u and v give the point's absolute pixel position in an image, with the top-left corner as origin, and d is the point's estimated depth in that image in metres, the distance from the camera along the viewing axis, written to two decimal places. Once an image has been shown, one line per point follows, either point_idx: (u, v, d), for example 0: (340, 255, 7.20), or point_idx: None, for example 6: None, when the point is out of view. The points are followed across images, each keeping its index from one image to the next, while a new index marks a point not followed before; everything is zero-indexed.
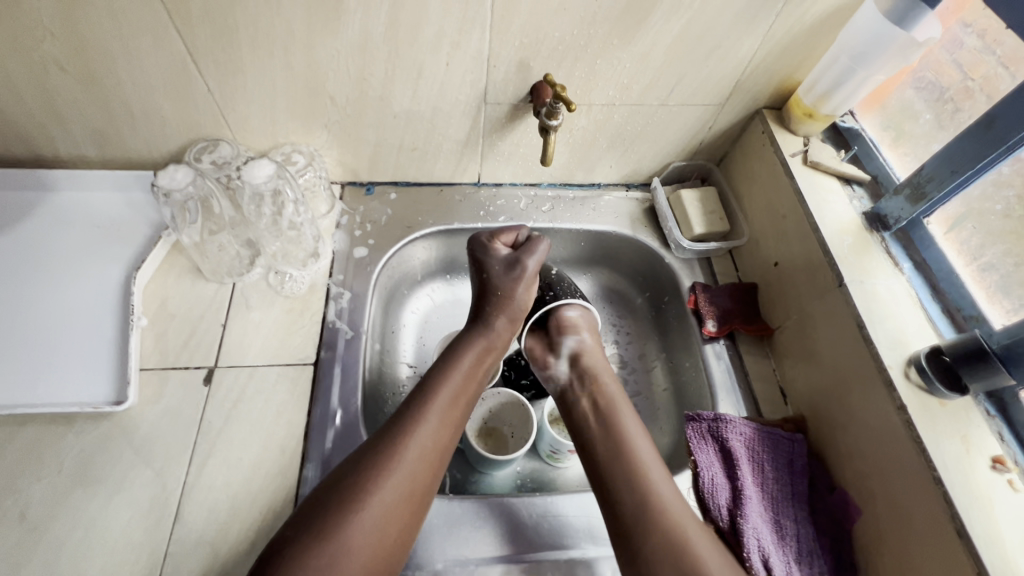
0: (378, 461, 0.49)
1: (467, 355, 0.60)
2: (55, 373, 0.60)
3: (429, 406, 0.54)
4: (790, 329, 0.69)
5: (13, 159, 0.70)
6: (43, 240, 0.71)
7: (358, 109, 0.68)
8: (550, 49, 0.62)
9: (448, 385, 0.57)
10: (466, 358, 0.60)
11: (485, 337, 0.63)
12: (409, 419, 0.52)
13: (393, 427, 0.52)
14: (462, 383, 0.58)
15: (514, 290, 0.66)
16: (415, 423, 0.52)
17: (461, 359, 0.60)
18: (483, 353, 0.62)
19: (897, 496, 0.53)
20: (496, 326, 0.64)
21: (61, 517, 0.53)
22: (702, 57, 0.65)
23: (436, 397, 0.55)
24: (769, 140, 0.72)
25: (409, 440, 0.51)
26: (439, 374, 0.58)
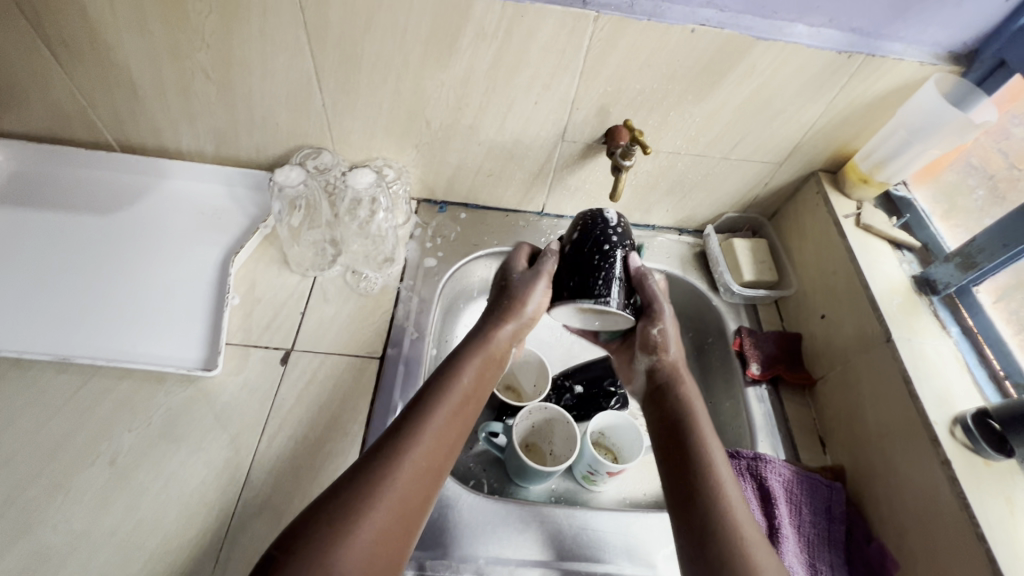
0: (376, 476, 0.48)
1: (469, 363, 0.60)
2: (154, 338, 0.67)
3: (427, 420, 0.53)
4: (834, 381, 0.71)
5: (140, 147, 0.80)
6: (152, 218, 0.79)
7: (448, 134, 0.75)
8: (629, 98, 0.69)
9: (452, 395, 0.56)
10: (466, 374, 0.59)
11: (485, 347, 0.62)
12: (407, 436, 0.51)
13: (400, 431, 0.51)
14: (460, 402, 0.56)
15: (527, 299, 0.65)
16: (411, 442, 0.51)
17: (462, 370, 0.59)
18: (479, 365, 0.60)
19: (938, 553, 0.53)
20: (499, 333, 0.64)
21: (147, 466, 0.58)
22: (767, 119, 0.71)
23: (443, 402, 0.55)
24: (823, 201, 0.77)
25: (415, 445, 0.51)
26: (442, 381, 0.57)
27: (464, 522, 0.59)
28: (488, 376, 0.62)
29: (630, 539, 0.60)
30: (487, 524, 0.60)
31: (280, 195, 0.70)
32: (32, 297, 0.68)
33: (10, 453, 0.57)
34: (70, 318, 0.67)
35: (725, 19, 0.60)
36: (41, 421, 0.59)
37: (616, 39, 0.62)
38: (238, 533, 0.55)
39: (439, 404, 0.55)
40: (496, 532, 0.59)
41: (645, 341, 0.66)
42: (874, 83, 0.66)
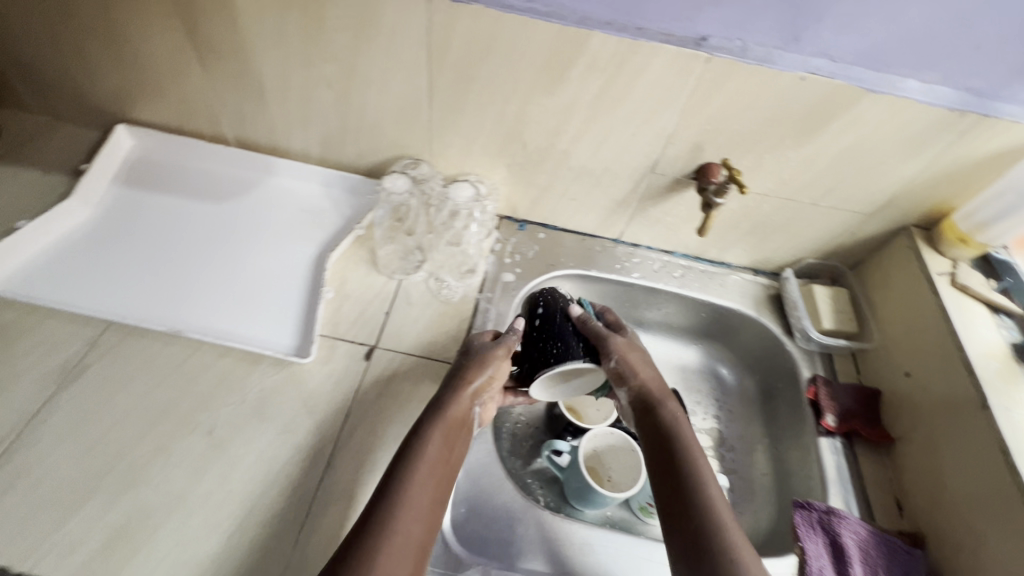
0: (364, 556, 0.47)
1: (432, 436, 0.57)
2: (253, 321, 0.71)
3: (409, 486, 0.53)
4: (916, 442, 0.68)
5: (254, 144, 0.86)
6: (256, 210, 0.85)
7: (542, 157, 0.78)
8: (726, 138, 0.70)
9: (423, 470, 0.54)
10: (431, 446, 0.56)
11: (450, 413, 0.60)
12: (388, 509, 0.51)
13: (366, 529, 0.49)
14: (435, 465, 0.56)
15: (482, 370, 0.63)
16: (398, 510, 0.51)
17: (429, 444, 0.56)
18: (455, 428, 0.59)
19: None
20: (458, 399, 0.61)
21: (239, 441, 0.61)
22: (864, 169, 0.71)
23: (411, 483, 0.53)
24: (914, 256, 0.75)
25: (385, 537, 0.49)
26: (408, 461, 0.55)
27: (529, 537, 0.60)
28: (459, 443, 0.60)
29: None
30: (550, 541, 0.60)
31: (385, 201, 0.77)
32: (148, 272, 0.74)
33: (122, 413, 0.61)
34: (180, 296, 0.72)
35: (837, 69, 0.61)
36: (150, 387, 0.64)
37: (724, 79, 0.64)
38: (318, 516, 0.57)
39: (415, 470, 0.54)
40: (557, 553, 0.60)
41: (615, 373, 0.64)
42: (983, 143, 0.65)
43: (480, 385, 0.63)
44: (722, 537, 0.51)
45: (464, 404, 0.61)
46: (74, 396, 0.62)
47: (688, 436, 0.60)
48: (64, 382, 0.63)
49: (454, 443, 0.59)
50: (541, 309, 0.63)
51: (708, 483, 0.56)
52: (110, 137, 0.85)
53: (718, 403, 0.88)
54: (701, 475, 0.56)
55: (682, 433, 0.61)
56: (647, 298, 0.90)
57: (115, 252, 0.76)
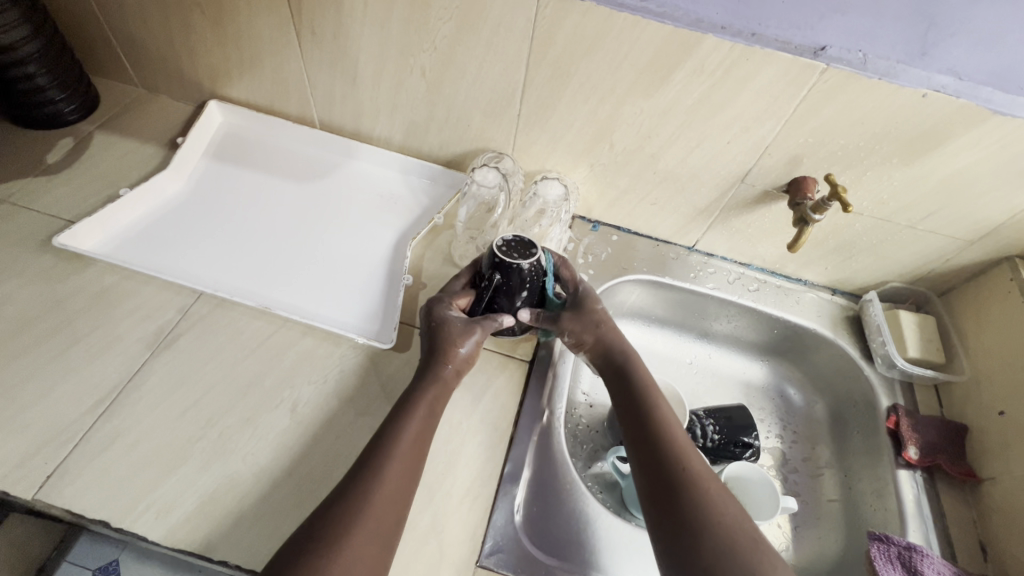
0: (346, 515, 0.48)
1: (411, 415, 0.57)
2: (334, 302, 0.72)
3: (388, 458, 0.53)
4: (1008, 485, 0.65)
5: (338, 128, 0.88)
6: (337, 193, 0.86)
7: (628, 159, 0.77)
8: (828, 152, 0.68)
9: (400, 449, 0.54)
10: (408, 424, 0.56)
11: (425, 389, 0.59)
12: (372, 472, 0.51)
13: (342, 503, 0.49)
14: (420, 433, 0.56)
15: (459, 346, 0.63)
16: (382, 471, 0.51)
17: (408, 422, 0.56)
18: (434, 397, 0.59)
19: None
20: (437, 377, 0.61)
21: (320, 419, 0.63)
22: (974, 194, 0.68)
23: (388, 459, 0.52)
24: (1017, 289, 0.72)
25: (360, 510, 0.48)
26: (386, 440, 0.54)
27: (600, 541, 0.60)
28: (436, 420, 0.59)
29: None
30: (613, 546, 0.60)
31: (474, 194, 0.78)
32: (236, 246, 0.77)
33: (212, 382, 0.63)
34: (266, 271, 0.74)
35: (963, 88, 0.58)
36: (237, 359, 0.66)
37: (838, 92, 0.61)
38: None
39: (403, 436, 0.55)
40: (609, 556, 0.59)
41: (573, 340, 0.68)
42: None
43: (465, 358, 0.63)
44: (693, 478, 0.52)
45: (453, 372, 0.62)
46: (168, 362, 0.64)
47: (652, 386, 0.62)
48: (158, 348, 0.65)
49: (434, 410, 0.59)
50: (500, 274, 0.64)
51: (673, 429, 0.57)
52: (203, 112, 0.87)
53: (783, 423, 0.86)
54: (665, 421, 0.58)
55: (650, 382, 0.62)
56: (717, 309, 0.88)
57: (205, 224, 0.78)
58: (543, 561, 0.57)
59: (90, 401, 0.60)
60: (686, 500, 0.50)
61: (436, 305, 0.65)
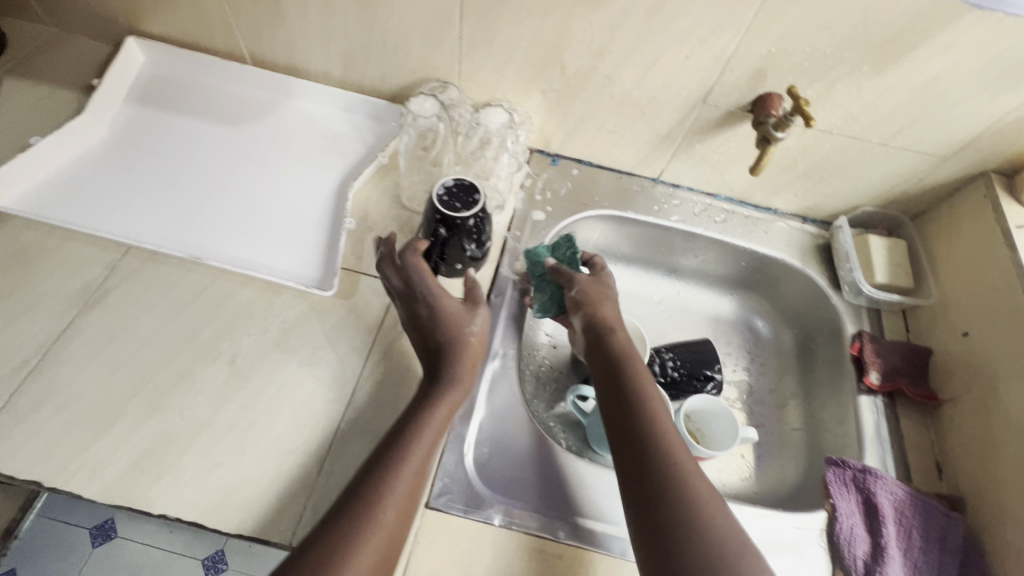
0: (365, 498, 0.46)
1: (435, 411, 0.54)
2: (273, 250, 0.68)
3: (406, 454, 0.50)
4: (969, 406, 0.64)
5: (273, 62, 0.81)
6: (276, 135, 0.80)
7: (581, 82, 0.71)
8: (793, 63, 0.62)
9: (420, 446, 0.51)
10: (431, 420, 0.53)
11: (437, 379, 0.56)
12: (390, 466, 0.49)
13: (358, 498, 0.46)
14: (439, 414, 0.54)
15: (468, 324, 0.60)
16: (401, 462, 0.49)
17: (431, 418, 0.53)
18: (456, 377, 0.57)
19: None
20: (455, 364, 0.58)
21: (261, 371, 0.60)
22: (948, 105, 0.63)
23: (407, 457, 0.50)
24: (989, 205, 0.68)
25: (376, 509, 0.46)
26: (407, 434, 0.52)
27: (551, 479, 0.59)
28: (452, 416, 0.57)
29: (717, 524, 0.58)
30: (598, 494, 0.59)
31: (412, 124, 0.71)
32: (166, 195, 0.72)
33: (145, 337, 0.61)
34: (199, 221, 0.70)
35: None
36: (171, 313, 0.63)
37: None
38: (341, 448, 0.57)
39: (423, 419, 0.53)
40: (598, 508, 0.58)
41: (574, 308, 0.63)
42: None
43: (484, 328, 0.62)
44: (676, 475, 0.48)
45: (474, 347, 0.60)
46: (96, 319, 0.61)
47: (639, 368, 0.57)
48: (86, 304, 0.62)
49: (458, 391, 0.56)
50: (445, 228, 0.62)
51: (657, 411, 0.53)
52: (121, 51, 0.80)
53: (751, 356, 0.85)
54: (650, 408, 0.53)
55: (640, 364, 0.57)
56: (683, 243, 0.84)
57: (133, 174, 0.73)
58: (492, 500, 0.57)
59: (16, 361, 0.58)
60: (668, 498, 0.46)
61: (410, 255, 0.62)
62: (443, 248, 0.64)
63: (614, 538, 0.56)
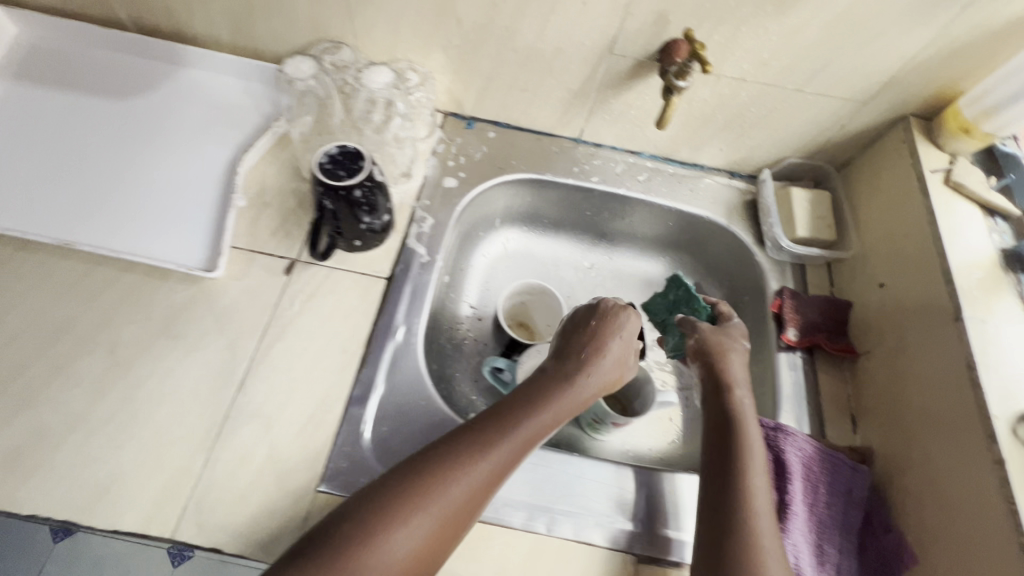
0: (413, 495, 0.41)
1: (545, 408, 0.49)
2: (156, 231, 0.64)
3: (494, 445, 0.45)
4: (880, 357, 0.63)
5: (155, 28, 0.74)
6: (164, 108, 0.74)
7: (481, 36, 0.66)
8: (695, 5, 0.58)
9: (511, 436, 0.46)
10: (533, 416, 0.49)
11: (563, 386, 0.52)
12: (471, 450, 0.44)
13: (422, 474, 0.42)
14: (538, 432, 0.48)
15: (605, 345, 0.56)
16: (483, 450, 0.45)
17: (539, 415, 0.49)
18: (573, 400, 0.52)
19: (966, 539, 0.48)
20: (585, 375, 0.53)
21: (143, 361, 0.57)
22: (859, 45, 0.60)
23: (495, 446, 0.45)
24: (908, 151, 0.66)
25: (440, 492, 0.42)
26: (495, 420, 0.47)
27: None
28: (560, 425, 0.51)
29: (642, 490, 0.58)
30: (667, 502, 0.57)
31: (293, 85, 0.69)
32: (41, 178, 0.67)
33: (16, 331, 0.57)
34: (76, 204, 0.65)
35: None
36: (45, 304, 0.59)
37: None
38: (229, 437, 0.55)
39: (513, 429, 0.47)
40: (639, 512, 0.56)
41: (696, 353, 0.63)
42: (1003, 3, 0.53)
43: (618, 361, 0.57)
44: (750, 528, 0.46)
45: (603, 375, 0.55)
46: None
47: (751, 423, 0.55)
48: None
49: (567, 408, 0.51)
50: (328, 199, 0.58)
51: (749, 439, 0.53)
52: None
53: None
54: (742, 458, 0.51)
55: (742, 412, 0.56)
56: (608, 205, 0.81)
57: (4, 156, 0.68)
58: None
59: None
60: (733, 547, 0.45)
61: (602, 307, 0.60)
62: (335, 220, 0.62)
63: (556, 519, 0.55)
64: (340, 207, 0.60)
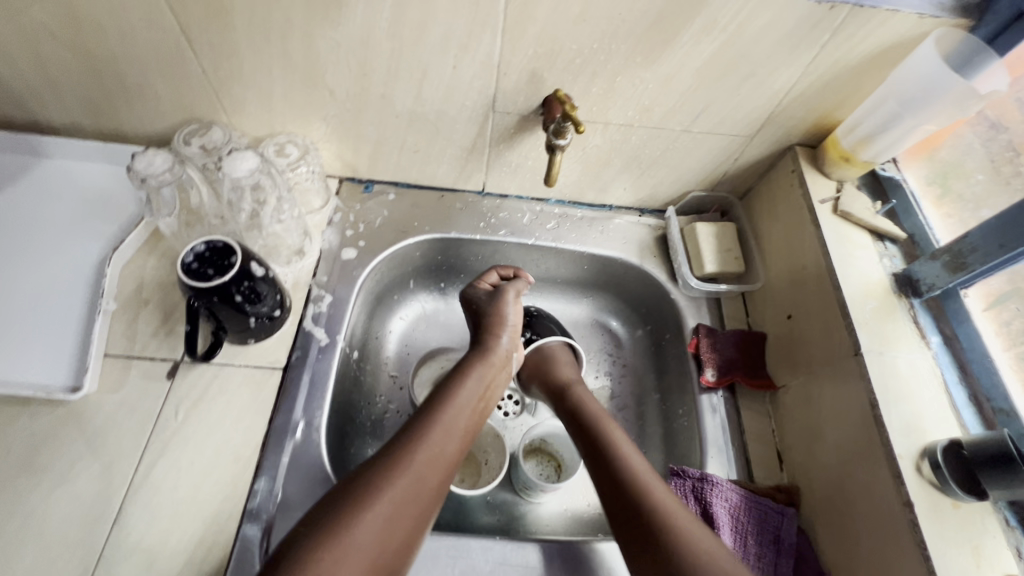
0: (381, 476, 0.47)
1: (470, 377, 0.59)
2: (14, 351, 0.58)
3: (445, 409, 0.55)
4: (796, 391, 0.62)
5: (6, 121, 0.68)
6: (25, 206, 0.68)
7: (358, 104, 0.64)
8: (566, 61, 0.57)
9: (456, 401, 0.56)
10: (470, 381, 0.59)
11: (487, 356, 0.62)
12: (427, 417, 0.53)
13: (399, 438, 0.51)
14: (473, 405, 0.57)
15: (504, 310, 0.66)
16: (436, 413, 0.54)
17: (468, 378, 0.59)
18: (497, 359, 0.63)
19: None
20: (497, 345, 0.64)
21: (1, 504, 0.51)
22: (735, 85, 0.59)
23: (445, 410, 0.55)
24: (797, 181, 0.66)
25: (417, 446, 0.50)
26: (446, 391, 0.57)
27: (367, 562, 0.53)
28: (492, 389, 0.61)
29: (570, 567, 0.55)
30: None
31: (143, 185, 0.58)
32: None
33: None
34: None
35: None
36: None
37: None
38: None
39: (452, 400, 0.56)
40: None
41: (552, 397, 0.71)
42: (862, 39, 0.54)
43: (514, 340, 0.66)
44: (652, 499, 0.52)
45: (502, 358, 0.64)
46: None
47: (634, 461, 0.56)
48: None
49: (488, 376, 0.61)
50: (197, 297, 0.53)
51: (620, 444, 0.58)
52: None
53: (610, 359, 0.81)
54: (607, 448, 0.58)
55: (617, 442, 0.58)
56: (520, 255, 0.79)
57: None
58: None
59: None
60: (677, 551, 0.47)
61: (476, 296, 0.68)
62: (215, 317, 0.57)
63: None
64: (216, 307, 0.55)
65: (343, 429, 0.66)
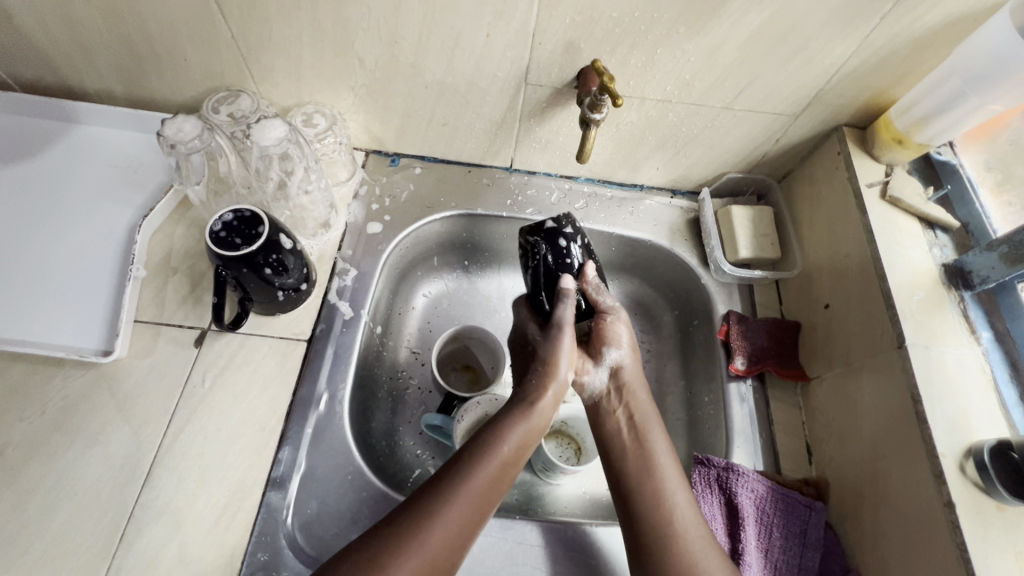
0: (394, 546, 0.41)
1: (517, 428, 0.51)
2: (48, 313, 0.59)
3: (482, 468, 0.47)
4: (830, 383, 0.60)
5: (38, 86, 0.68)
6: (57, 172, 0.68)
7: (388, 74, 0.62)
8: (605, 30, 0.54)
9: (494, 460, 0.48)
10: (512, 435, 0.50)
11: (535, 403, 0.54)
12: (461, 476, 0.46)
13: (425, 499, 0.44)
14: (513, 462, 0.49)
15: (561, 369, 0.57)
16: (472, 474, 0.46)
17: (512, 432, 0.51)
18: (546, 408, 0.54)
19: None
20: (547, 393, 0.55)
21: (37, 461, 0.52)
22: (783, 59, 0.56)
23: (481, 472, 0.47)
24: (843, 163, 0.63)
25: (444, 516, 0.43)
26: (485, 441, 0.49)
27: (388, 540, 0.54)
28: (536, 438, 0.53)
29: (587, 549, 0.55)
30: None
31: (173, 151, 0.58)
32: None
33: None
34: None
35: None
36: None
37: None
38: (135, 539, 0.50)
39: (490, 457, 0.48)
40: (593, 565, 0.54)
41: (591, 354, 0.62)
42: (927, 11, 0.50)
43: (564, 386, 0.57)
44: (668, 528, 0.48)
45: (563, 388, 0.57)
46: None
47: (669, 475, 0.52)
48: None
49: (532, 428, 0.52)
50: (222, 264, 0.53)
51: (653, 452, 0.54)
52: None
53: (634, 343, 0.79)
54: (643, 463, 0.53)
55: (653, 457, 0.53)
56: None
57: None
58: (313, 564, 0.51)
59: None
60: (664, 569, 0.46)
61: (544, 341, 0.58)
62: (243, 288, 0.57)
63: None
64: (243, 275, 0.54)
65: (365, 403, 0.66)
